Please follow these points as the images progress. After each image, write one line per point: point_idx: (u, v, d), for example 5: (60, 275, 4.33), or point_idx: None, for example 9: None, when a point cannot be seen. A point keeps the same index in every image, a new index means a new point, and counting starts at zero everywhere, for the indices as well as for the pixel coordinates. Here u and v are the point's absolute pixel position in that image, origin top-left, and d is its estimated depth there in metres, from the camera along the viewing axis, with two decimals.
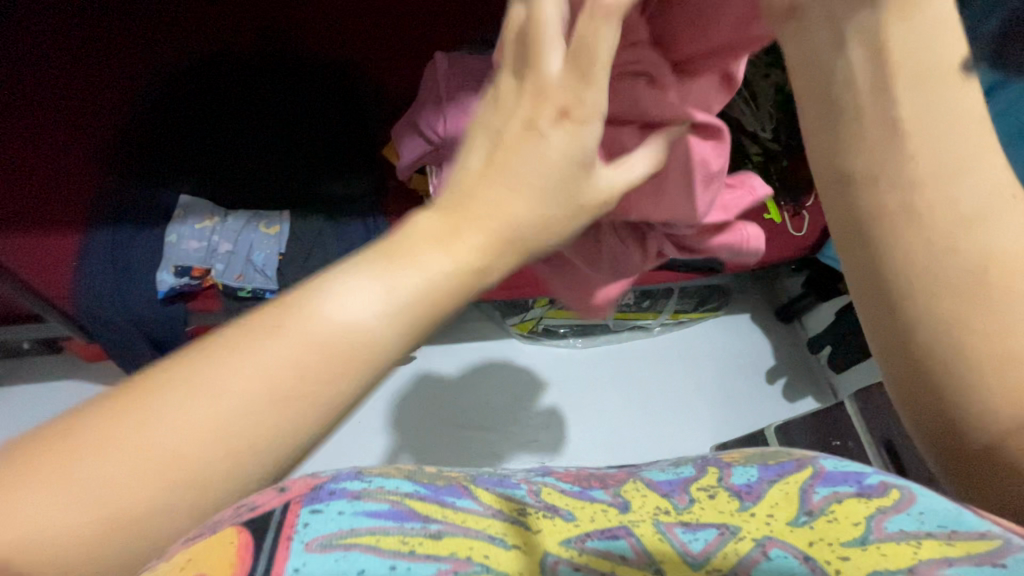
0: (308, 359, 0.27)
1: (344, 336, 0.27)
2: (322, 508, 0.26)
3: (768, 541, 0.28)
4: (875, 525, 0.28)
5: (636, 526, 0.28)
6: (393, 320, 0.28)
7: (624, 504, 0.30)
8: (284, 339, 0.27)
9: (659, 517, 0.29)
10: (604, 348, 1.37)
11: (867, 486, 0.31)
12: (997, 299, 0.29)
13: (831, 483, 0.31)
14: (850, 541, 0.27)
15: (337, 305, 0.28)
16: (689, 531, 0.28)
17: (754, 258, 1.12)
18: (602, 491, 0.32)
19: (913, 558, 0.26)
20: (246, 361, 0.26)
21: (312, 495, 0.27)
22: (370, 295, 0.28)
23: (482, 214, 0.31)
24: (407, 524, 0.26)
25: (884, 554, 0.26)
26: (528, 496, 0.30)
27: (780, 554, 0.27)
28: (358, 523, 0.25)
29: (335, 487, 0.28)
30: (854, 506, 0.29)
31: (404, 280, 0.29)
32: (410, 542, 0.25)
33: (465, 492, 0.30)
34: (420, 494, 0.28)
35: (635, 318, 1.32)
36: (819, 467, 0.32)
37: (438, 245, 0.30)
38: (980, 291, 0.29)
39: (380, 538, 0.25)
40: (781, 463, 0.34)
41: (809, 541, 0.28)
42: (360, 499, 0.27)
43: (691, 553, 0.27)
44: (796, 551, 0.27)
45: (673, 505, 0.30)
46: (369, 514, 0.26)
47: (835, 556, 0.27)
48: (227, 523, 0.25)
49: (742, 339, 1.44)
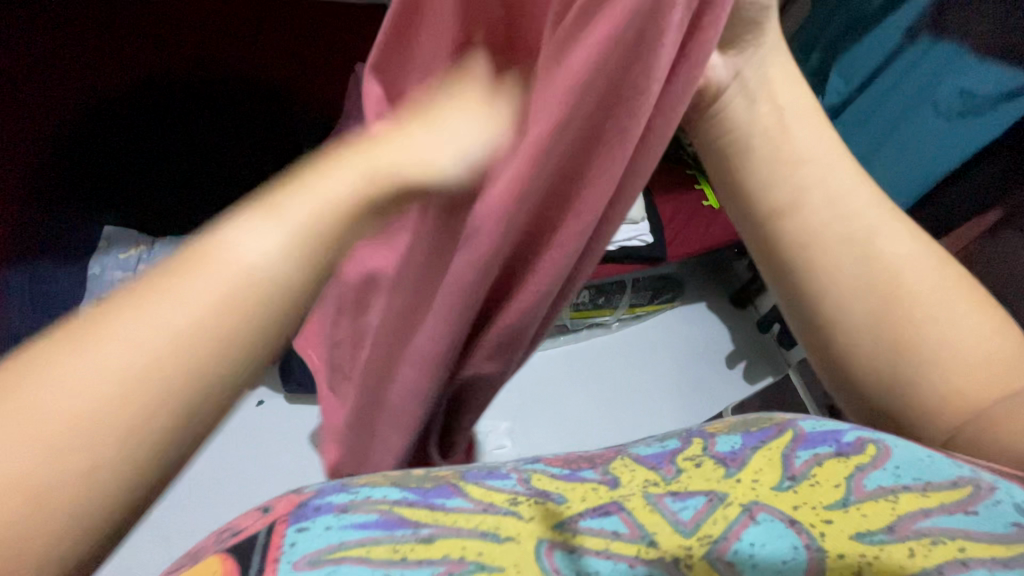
0: (125, 359, 0.24)
1: (231, 282, 0.27)
2: (310, 525, 0.25)
3: (755, 506, 0.29)
4: (855, 485, 0.29)
5: (626, 500, 0.29)
6: (280, 267, 0.28)
7: (613, 481, 0.30)
8: (126, 321, 0.25)
9: (649, 489, 0.29)
10: (561, 352, 1.39)
11: (845, 445, 0.31)
12: (844, 242, 0.41)
13: (811, 446, 0.31)
14: (833, 502, 0.29)
15: (225, 251, 0.27)
16: (678, 500, 0.29)
17: (697, 242, 1.15)
18: (591, 471, 0.31)
19: (891, 513, 0.28)
20: (80, 347, 0.24)
21: (298, 513, 0.26)
22: (258, 234, 0.28)
23: (330, 177, 0.31)
24: (397, 532, 0.25)
25: (864, 514, 0.28)
26: (518, 485, 0.30)
27: (766, 518, 0.28)
28: (347, 536, 0.24)
29: (320, 502, 0.26)
30: (834, 468, 0.30)
31: (206, 294, 0.26)
32: (402, 549, 0.24)
33: (455, 491, 0.28)
34: (409, 500, 0.27)
35: (594, 316, 1.33)
36: (798, 430, 0.33)
37: (275, 213, 0.29)
38: (834, 238, 0.41)
39: (372, 547, 0.24)
40: (762, 429, 0.33)
41: (794, 504, 0.29)
42: (347, 512, 0.26)
43: (681, 522, 0.28)
44: (782, 516, 0.28)
45: (661, 477, 0.30)
46: (360, 526, 0.25)
47: (820, 518, 0.28)
48: (211, 557, 0.24)
49: (693, 327, 1.48)
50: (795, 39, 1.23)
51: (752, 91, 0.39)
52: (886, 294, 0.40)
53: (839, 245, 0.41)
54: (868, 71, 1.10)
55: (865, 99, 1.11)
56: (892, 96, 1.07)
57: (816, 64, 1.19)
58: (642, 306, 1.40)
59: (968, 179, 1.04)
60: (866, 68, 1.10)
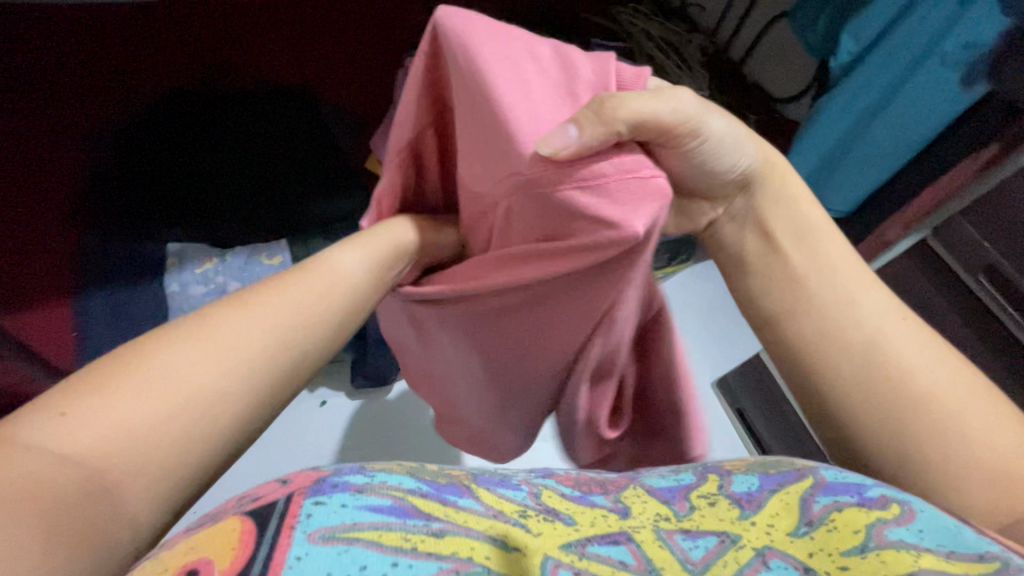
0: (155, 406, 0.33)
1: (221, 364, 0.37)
2: (326, 499, 0.24)
3: (769, 551, 0.28)
4: (875, 533, 0.27)
5: (636, 531, 0.28)
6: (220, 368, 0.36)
7: (624, 510, 0.30)
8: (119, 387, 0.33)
9: (659, 524, 0.29)
10: None
11: (868, 498, 0.30)
12: (892, 372, 0.42)
13: (831, 493, 0.30)
14: (850, 549, 0.27)
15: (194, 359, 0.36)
16: (689, 538, 0.28)
17: None
18: (602, 497, 0.31)
19: (912, 565, 0.25)
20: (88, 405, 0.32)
21: (316, 487, 0.25)
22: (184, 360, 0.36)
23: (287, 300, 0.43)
24: (409, 521, 0.24)
25: (882, 561, 0.26)
26: (528, 498, 0.29)
27: (779, 564, 0.27)
28: (361, 518, 0.24)
29: (338, 479, 0.26)
30: (854, 515, 0.28)
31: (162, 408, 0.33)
32: (413, 539, 0.24)
33: (467, 492, 0.28)
34: (422, 491, 0.27)
35: None
36: (820, 477, 0.32)
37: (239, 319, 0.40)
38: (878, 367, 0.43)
39: (384, 533, 0.23)
40: (782, 472, 0.33)
41: (808, 552, 0.27)
42: (363, 493, 0.25)
43: (691, 560, 0.27)
44: (795, 562, 0.27)
45: (673, 513, 0.30)
46: (372, 508, 0.25)
47: (835, 566, 0.26)
48: (229, 519, 0.24)
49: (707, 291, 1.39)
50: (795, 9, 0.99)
51: (738, 219, 0.52)
52: (888, 400, 0.42)
53: (890, 370, 0.43)
54: (878, 37, 0.85)
55: (842, 90, 0.91)
56: (916, 55, 0.81)
57: (824, 32, 0.95)
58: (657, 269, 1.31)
59: (946, 138, 0.88)
60: (876, 29, 0.84)
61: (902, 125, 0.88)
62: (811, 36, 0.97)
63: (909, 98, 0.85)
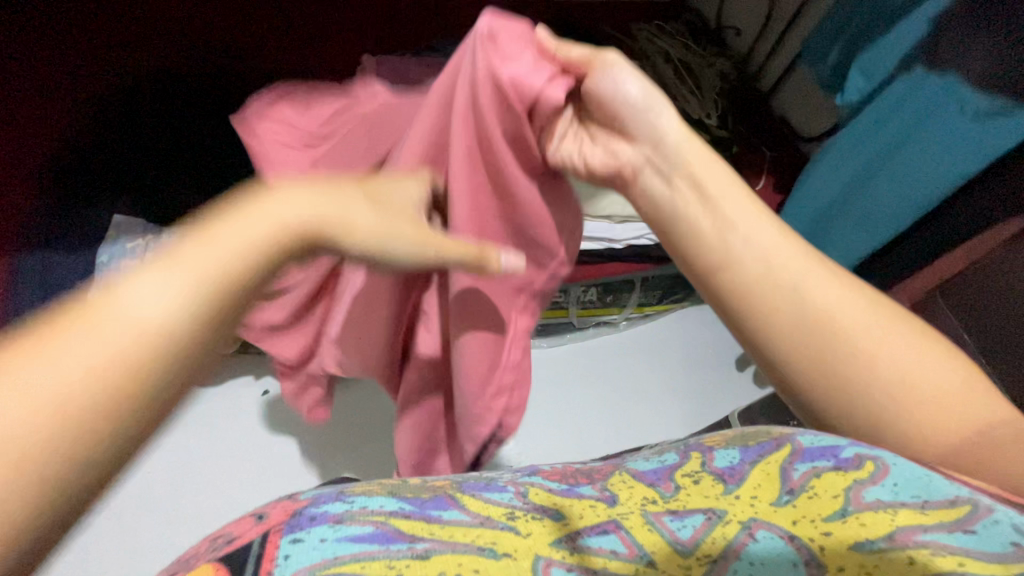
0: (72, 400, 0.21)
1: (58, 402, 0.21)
2: (304, 538, 0.24)
3: (755, 523, 0.28)
4: (853, 495, 0.28)
5: (625, 518, 0.29)
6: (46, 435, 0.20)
7: (611, 498, 0.30)
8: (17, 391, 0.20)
9: (647, 507, 0.30)
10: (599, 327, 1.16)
11: (844, 459, 0.31)
12: None
13: (810, 458, 0.31)
14: (831, 515, 0.28)
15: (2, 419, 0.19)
16: (677, 519, 0.29)
17: None
18: (588, 487, 0.32)
19: (890, 524, 0.27)
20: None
21: (293, 524, 0.25)
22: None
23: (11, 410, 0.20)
24: (393, 547, 0.24)
25: (863, 524, 0.27)
26: (515, 499, 0.30)
27: (766, 535, 0.28)
28: (342, 551, 0.24)
29: (316, 511, 0.26)
30: (833, 478, 0.30)
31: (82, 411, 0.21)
32: (397, 566, 0.24)
33: (452, 503, 0.29)
34: (405, 511, 0.27)
35: (599, 315, 1.08)
36: (797, 443, 0.33)
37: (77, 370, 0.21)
38: None
39: (367, 565, 0.23)
40: (760, 443, 0.34)
41: (793, 519, 0.28)
42: (342, 524, 0.25)
43: (680, 541, 0.28)
44: (780, 531, 0.28)
45: (659, 495, 0.31)
46: (354, 539, 0.24)
47: (818, 532, 0.27)
48: (202, 565, 0.24)
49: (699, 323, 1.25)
50: (806, 46, 0.82)
51: None
52: None
53: None
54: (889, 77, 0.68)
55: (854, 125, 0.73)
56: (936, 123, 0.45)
57: (836, 65, 0.77)
58: (649, 306, 1.12)
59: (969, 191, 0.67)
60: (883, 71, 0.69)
61: (920, 166, 0.66)
62: (820, 69, 0.80)
63: (926, 136, 0.65)
